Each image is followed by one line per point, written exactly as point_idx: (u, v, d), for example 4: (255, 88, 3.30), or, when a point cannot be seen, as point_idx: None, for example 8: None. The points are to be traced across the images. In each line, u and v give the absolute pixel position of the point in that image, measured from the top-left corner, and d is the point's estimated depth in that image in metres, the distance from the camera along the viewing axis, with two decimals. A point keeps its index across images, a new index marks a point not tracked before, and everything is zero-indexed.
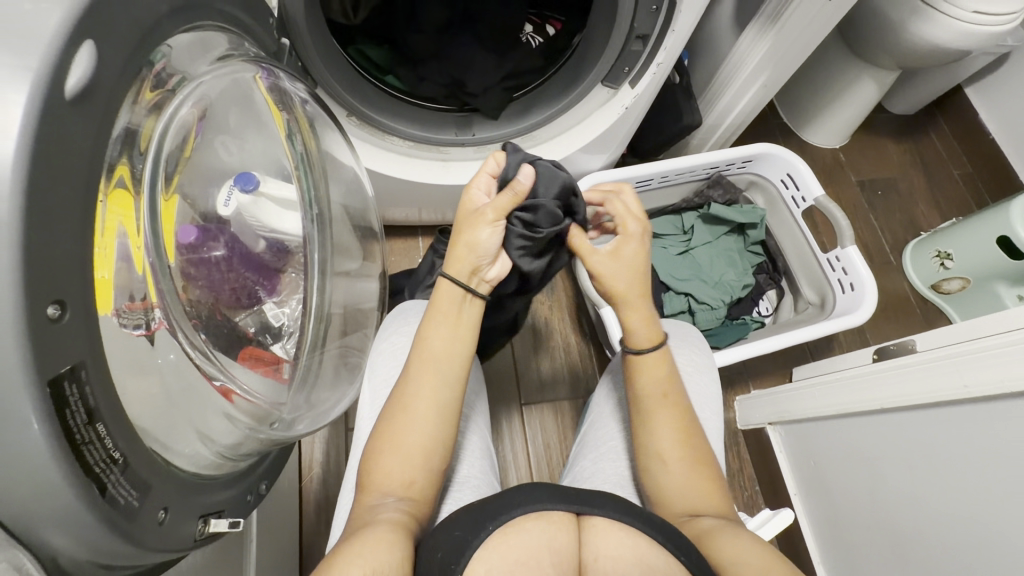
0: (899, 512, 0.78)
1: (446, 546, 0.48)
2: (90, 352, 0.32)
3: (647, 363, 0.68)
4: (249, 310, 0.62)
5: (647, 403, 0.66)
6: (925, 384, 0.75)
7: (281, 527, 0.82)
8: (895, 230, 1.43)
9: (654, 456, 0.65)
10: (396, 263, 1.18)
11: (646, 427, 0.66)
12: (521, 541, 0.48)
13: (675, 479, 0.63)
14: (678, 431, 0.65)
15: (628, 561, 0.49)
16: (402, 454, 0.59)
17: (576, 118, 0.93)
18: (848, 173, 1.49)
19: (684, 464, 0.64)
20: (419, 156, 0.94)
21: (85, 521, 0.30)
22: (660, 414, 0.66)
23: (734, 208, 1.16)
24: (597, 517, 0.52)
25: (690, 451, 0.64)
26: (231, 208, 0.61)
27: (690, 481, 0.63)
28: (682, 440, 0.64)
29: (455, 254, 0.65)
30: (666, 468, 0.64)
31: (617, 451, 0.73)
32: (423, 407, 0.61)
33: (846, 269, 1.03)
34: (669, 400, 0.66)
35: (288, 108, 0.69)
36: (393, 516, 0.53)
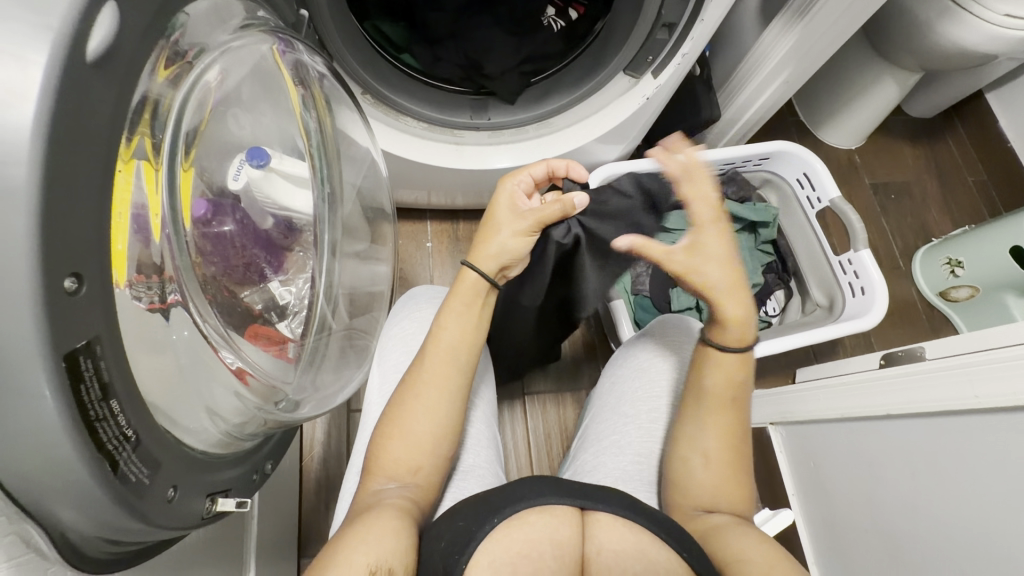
0: (896, 518, 0.78)
1: (452, 535, 0.48)
2: (106, 327, 0.31)
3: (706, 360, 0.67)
4: (257, 286, 0.61)
5: (705, 398, 0.66)
6: (932, 392, 0.74)
7: (281, 505, 0.82)
8: (906, 235, 1.42)
9: (697, 447, 0.64)
10: (403, 247, 1.17)
11: (694, 420, 0.65)
12: (522, 534, 0.48)
13: (711, 479, 0.63)
14: (726, 434, 0.64)
15: (629, 556, 0.49)
16: (408, 439, 0.58)
17: (594, 108, 0.91)
18: (862, 175, 1.47)
19: (724, 464, 0.63)
20: (432, 139, 0.92)
21: (100, 495, 0.30)
22: (716, 416, 0.65)
23: (747, 205, 1.14)
24: (601, 512, 0.51)
25: (733, 454, 0.64)
26: (241, 182, 0.60)
27: (726, 483, 0.63)
28: (728, 442, 0.64)
29: (486, 252, 0.64)
30: (706, 465, 0.63)
31: (619, 445, 0.72)
32: (434, 393, 0.60)
33: (857, 272, 1.02)
34: (728, 403, 0.65)
35: (303, 82, 0.68)
36: (396, 502, 0.53)
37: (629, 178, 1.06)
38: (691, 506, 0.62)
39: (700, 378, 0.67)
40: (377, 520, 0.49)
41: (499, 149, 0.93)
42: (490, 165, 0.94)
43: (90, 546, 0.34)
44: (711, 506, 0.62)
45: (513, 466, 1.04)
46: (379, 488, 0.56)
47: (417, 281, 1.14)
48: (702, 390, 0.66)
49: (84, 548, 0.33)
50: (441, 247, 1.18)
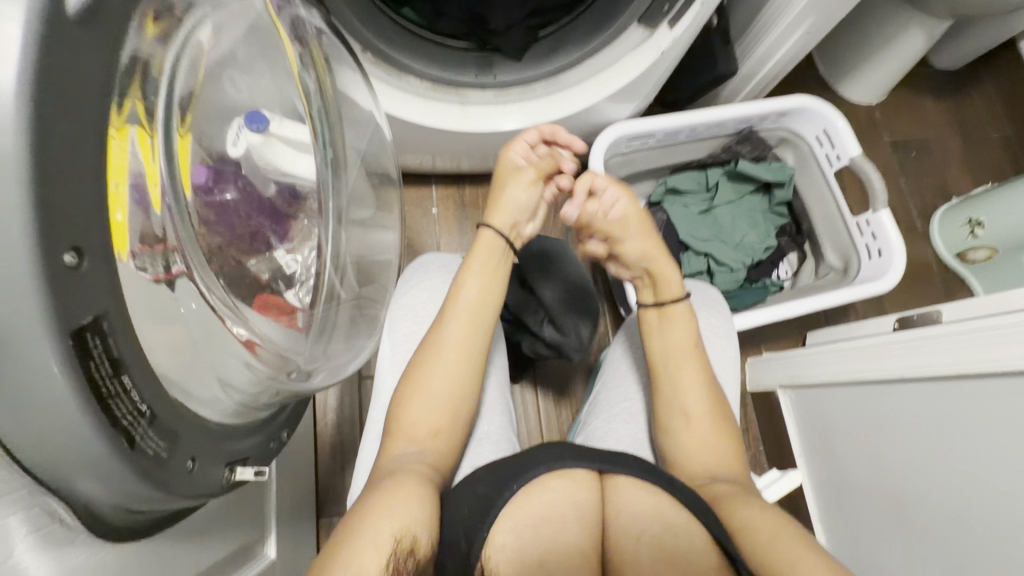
0: (904, 479, 0.79)
1: (472, 503, 0.49)
2: (112, 301, 0.30)
3: (677, 317, 0.69)
4: (262, 255, 0.60)
5: (674, 355, 0.67)
6: (947, 356, 0.73)
7: (298, 469, 0.84)
8: (924, 195, 1.38)
9: (676, 411, 0.65)
10: (408, 213, 1.14)
11: (670, 379, 0.66)
12: (546, 498, 0.49)
13: (693, 436, 0.63)
14: (702, 389, 0.65)
15: (647, 519, 0.50)
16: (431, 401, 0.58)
17: (605, 64, 0.87)
18: (882, 133, 1.42)
19: (706, 419, 0.64)
20: (435, 99, 0.87)
21: (117, 470, 0.30)
22: (689, 372, 0.66)
23: (763, 165, 1.11)
24: (622, 476, 0.52)
25: (715, 408, 0.65)
26: (240, 148, 0.59)
27: (712, 438, 0.63)
28: (705, 397, 0.65)
29: (497, 206, 0.68)
30: (686, 424, 0.64)
31: (630, 412, 0.73)
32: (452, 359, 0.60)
33: (875, 234, 1.00)
34: (697, 357, 0.67)
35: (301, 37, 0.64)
36: (416, 468, 0.54)
37: (641, 138, 1.03)
38: (692, 469, 0.62)
39: (671, 337, 0.68)
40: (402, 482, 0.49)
41: (506, 108, 0.90)
42: (501, 129, 0.90)
43: (113, 515, 0.34)
44: (709, 469, 0.62)
45: (523, 430, 1.06)
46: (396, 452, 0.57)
47: (423, 248, 1.13)
48: (669, 357, 0.67)
49: (106, 517, 0.34)
50: (448, 213, 1.15)
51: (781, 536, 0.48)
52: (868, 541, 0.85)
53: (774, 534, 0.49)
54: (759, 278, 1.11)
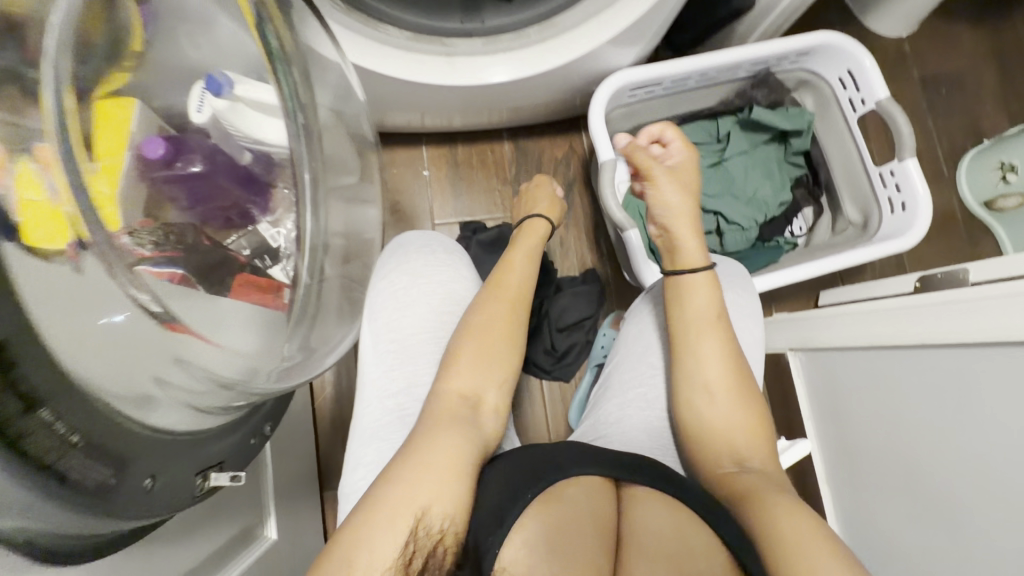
0: (916, 447, 0.77)
1: (490, 526, 0.47)
2: (12, 329, 0.30)
3: (694, 289, 0.66)
4: (241, 229, 0.64)
5: (695, 324, 0.65)
6: (969, 322, 0.68)
7: (296, 448, 0.83)
8: (953, 138, 1.28)
9: (699, 386, 0.63)
10: (398, 176, 1.07)
11: (692, 353, 0.64)
12: (560, 507, 0.48)
13: (720, 411, 0.62)
14: (724, 359, 0.63)
15: (670, 540, 0.48)
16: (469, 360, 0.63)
17: (602, 5, 0.77)
18: (911, 69, 1.29)
19: (729, 393, 0.62)
20: (419, 50, 0.79)
21: (48, 501, 0.31)
22: (707, 343, 0.64)
23: (779, 111, 1.02)
24: (638, 487, 0.53)
25: (737, 380, 0.63)
26: (206, 114, 0.63)
27: (737, 412, 0.62)
28: (728, 369, 0.63)
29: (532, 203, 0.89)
30: (711, 399, 0.62)
31: (645, 399, 0.70)
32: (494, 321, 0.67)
33: (900, 185, 0.92)
34: (718, 323, 0.64)
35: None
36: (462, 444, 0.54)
37: (646, 87, 0.95)
38: (711, 453, 0.61)
39: (688, 308, 0.66)
40: (434, 451, 0.52)
41: (495, 57, 0.81)
42: (489, 83, 0.83)
43: (70, 527, 0.33)
44: (730, 450, 0.60)
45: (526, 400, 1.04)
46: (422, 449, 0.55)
47: (414, 214, 1.07)
48: (693, 329, 0.65)
49: (56, 532, 0.33)
50: (440, 175, 1.08)
51: (806, 537, 0.47)
52: (879, 508, 0.84)
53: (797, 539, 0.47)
54: (772, 236, 1.05)
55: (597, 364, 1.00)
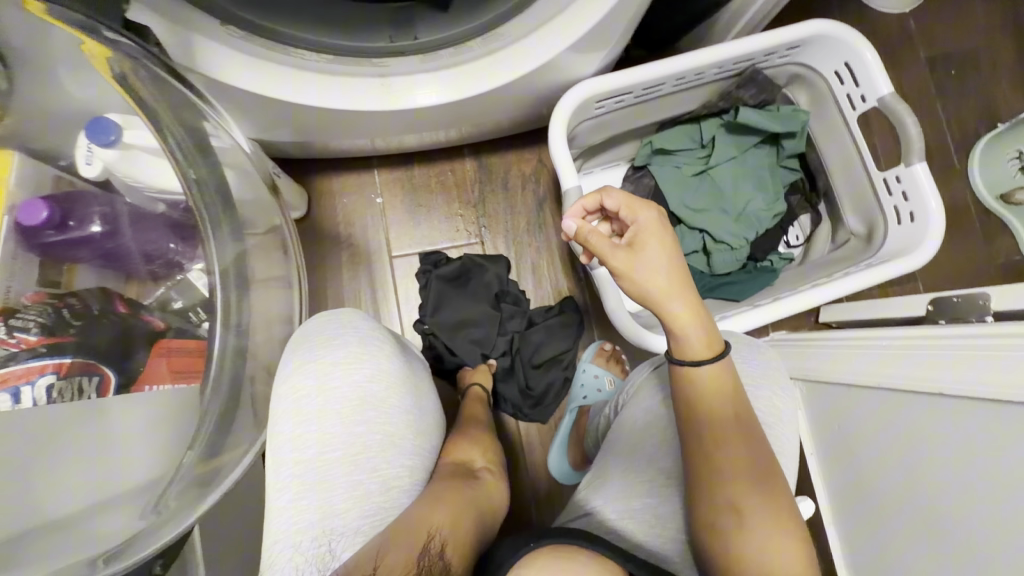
0: (925, 501, 0.68)
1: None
2: None
3: (702, 373, 0.57)
4: (167, 280, 0.66)
5: (717, 413, 0.56)
6: (986, 367, 0.59)
7: (242, 526, 0.75)
8: (965, 124, 1.16)
9: (709, 474, 0.55)
10: (349, 205, 0.97)
11: (706, 451, 0.56)
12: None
13: (743, 521, 0.53)
14: (745, 458, 0.55)
15: None
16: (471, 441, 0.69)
17: (551, 10, 0.65)
18: (915, 50, 1.17)
19: (750, 497, 0.54)
20: (346, 73, 0.68)
21: None
22: (729, 436, 0.55)
23: (769, 112, 0.91)
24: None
25: (762, 481, 0.55)
26: (96, 166, 0.64)
27: (765, 524, 0.53)
28: (749, 469, 0.55)
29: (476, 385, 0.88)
30: (731, 507, 0.54)
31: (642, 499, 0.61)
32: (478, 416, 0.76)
33: (907, 194, 0.82)
34: (740, 417, 0.56)
35: (116, 63, 0.52)
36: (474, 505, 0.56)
37: (614, 97, 0.84)
38: (739, 550, 0.52)
39: (699, 391, 0.57)
40: (444, 494, 0.54)
41: (433, 77, 0.70)
42: (434, 105, 0.72)
43: None
44: (759, 543, 0.53)
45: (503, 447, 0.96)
46: None
47: (369, 247, 0.97)
48: (693, 407, 0.57)
49: None
50: (395, 203, 0.98)
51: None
52: (886, 565, 0.75)
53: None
54: (765, 255, 0.95)
55: (577, 405, 0.91)
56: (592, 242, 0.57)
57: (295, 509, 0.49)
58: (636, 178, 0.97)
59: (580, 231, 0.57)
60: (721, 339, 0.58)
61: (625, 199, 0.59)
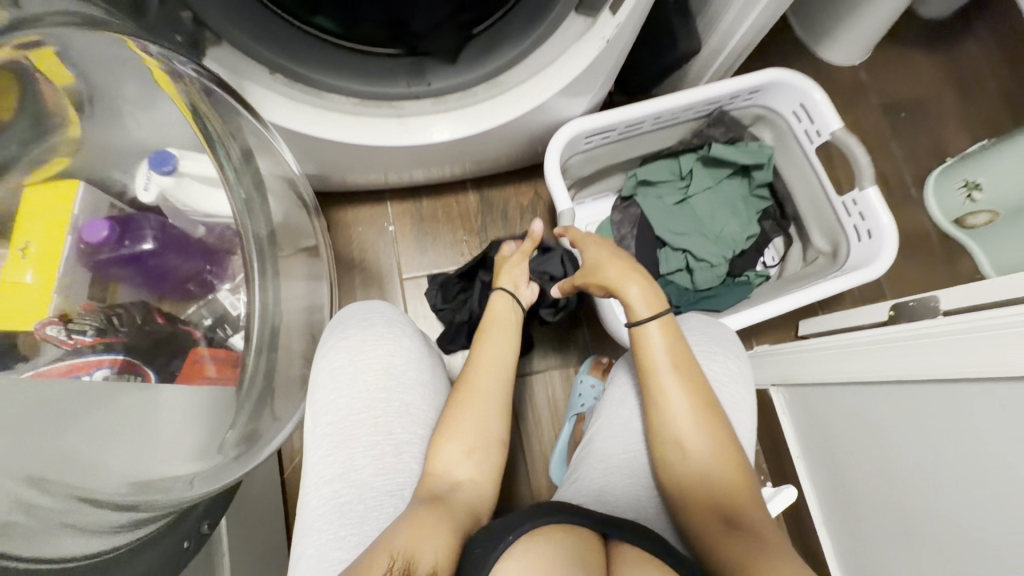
0: (906, 489, 0.73)
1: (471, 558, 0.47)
2: None
3: (648, 334, 0.64)
4: (200, 297, 0.75)
5: (664, 364, 0.62)
6: (942, 356, 0.66)
7: (260, 529, 0.79)
8: (918, 158, 1.29)
9: (671, 435, 0.61)
10: (363, 233, 1.07)
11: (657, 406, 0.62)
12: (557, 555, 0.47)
13: (701, 461, 0.60)
14: (694, 405, 0.61)
15: None
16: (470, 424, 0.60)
17: (545, 60, 0.78)
18: (867, 95, 1.32)
19: (703, 439, 0.60)
20: (369, 114, 0.79)
21: None
22: (672, 385, 0.61)
23: (738, 146, 1.03)
24: (625, 546, 0.52)
25: (711, 424, 0.61)
26: (152, 191, 0.73)
27: (717, 461, 0.60)
28: (702, 418, 0.61)
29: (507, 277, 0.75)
30: (686, 451, 0.60)
31: (630, 468, 0.65)
32: (489, 381, 0.63)
33: (863, 214, 0.92)
34: (681, 365, 0.62)
35: (180, 81, 0.61)
36: (452, 507, 0.53)
37: (600, 133, 0.95)
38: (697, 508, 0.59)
39: (648, 350, 0.64)
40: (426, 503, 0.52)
41: (445, 116, 0.81)
42: (445, 140, 0.83)
43: None
44: (716, 503, 0.58)
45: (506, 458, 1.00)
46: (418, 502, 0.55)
47: (381, 270, 1.06)
48: (646, 370, 0.63)
49: None
50: (405, 231, 1.08)
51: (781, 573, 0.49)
52: (877, 558, 0.79)
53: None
54: (742, 271, 1.04)
55: (575, 413, 0.96)
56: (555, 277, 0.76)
57: (325, 464, 0.56)
58: (624, 207, 1.08)
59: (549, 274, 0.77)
60: (664, 303, 0.65)
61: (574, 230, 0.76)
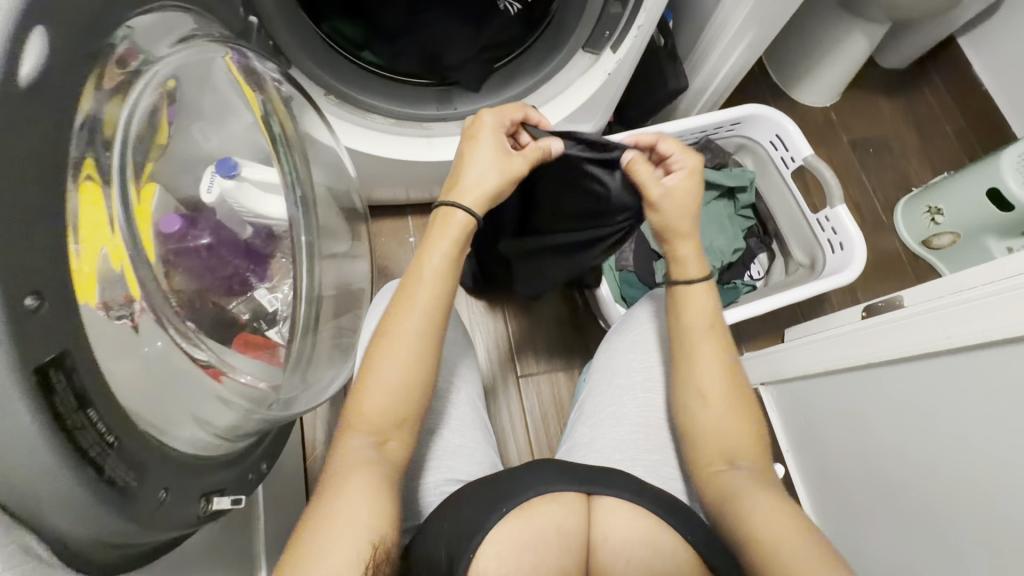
0: (886, 468, 0.80)
1: (462, 522, 0.52)
2: (74, 340, 0.31)
3: (690, 296, 0.69)
4: (242, 296, 0.68)
5: (700, 330, 0.68)
6: (912, 341, 0.76)
7: (287, 504, 0.84)
8: (887, 187, 1.43)
9: (694, 389, 0.66)
10: (385, 244, 1.17)
11: (688, 361, 0.67)
12: (532, 522, 0.52)
13: (717, 417, 0.65)
14: (721, 366, 0.67)
15: (636, 542, 0.55)
16: (380, 393, 0.57)
17: (556, 90, 0.90)
18: (839, 132, 1.47)
19: (725, 400, 0.66)
20: (402, 134, 0.92)
21: (101, 515, 0.32)
22: (707, 348, 0.67)
23: (723, 171, 1.15)
24: (607, 498, 0.57)
25: (732, 388, 0.66)
26: (214, 194, 0.68)
27: (734, 420, 0.65)
28: (726, 381, 0.66)
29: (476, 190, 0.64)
30: (707, 406, 0.66)
31: (615, 415, 0.71)
32: (409, 337, 0.59)
33: (836, 228, 1.03)
34: (714, 332, 0.68)
35: (261, 89, 0.71)
36: (372, 469, 0.54)
37: None
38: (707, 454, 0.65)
39: (686, 310, 0.69)
40: (351, 480, 0.52)
41: None
42: None
43: (107, 533, 0.34)
44: (726, 453, 0.64)
45: (514, 452, 1.06)
46: (354, 444, 0.56)
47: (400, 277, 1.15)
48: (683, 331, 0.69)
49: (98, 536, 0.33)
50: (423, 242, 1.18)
51: (790, 526, 0.54)
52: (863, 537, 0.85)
53: (795, 548, 0.52)
54: (729, 279, 1.15)
55: None
56: (641, 171, 0.68)
57: None
58: None
59: (631, 161, 0.68)
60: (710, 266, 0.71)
61: (680, 147, 0.69)
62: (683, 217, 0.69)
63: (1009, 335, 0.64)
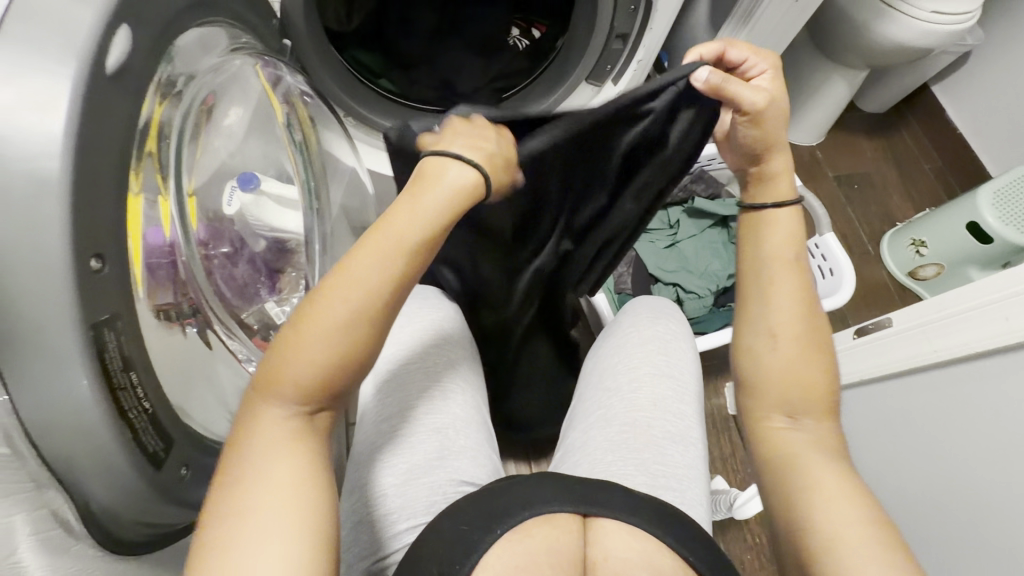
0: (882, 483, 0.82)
1: (445, 543, 0.47)
2: (123, 308, 0.36)
3: (777, 217, 0.60)
4: (252, 307, 0.68)
5: (776, 260, 0.59)
6: (905, 359, 0.79)
7: None
8: (872, 221, 1.49)
9: (761, 327, 0.59)
10: None
11: (761, 295, 0.59)
12: (528, 544, 0.47)
13: (780, 361, 0.57)
14: (797, 305, 0.58)
15: (636, 565, 0.47)
16: (313, 355, 0.42)
17: None
18: (825, 168, 1.54)
19: (795, 342, 0.57)
20: None
21: (127, 473, 0.35)
22: (783, 282, 0.59)
23: (717, 201, 1.21)
24: (606, 519, 0.50)
25: (806, 329, 0.58)
26: (234, 207, 0.68)
27: (801, 366, 0.57)
28: (799, 319, 0.58)
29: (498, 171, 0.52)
30: (773, 347, 0.58)
31: (605, 418, 0.68)
32: (358, 291, 0.43)
33: (825, 254, 1.08)
34: (795, 264, 0.59)
35: (286, 99, 0.75)
36: (296, 468, 0.41)
37: None
38: (764, 404, 0.58)
39: (767, 234, 0.60)
40: (273, 467, 0.40)
41: None
42: None
43: (131, 502, 0.36)
44: (787, 403, 0.57)
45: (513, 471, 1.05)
46: (266, 432, 0.41)
47: None
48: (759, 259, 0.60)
49: (126, 500, 0.36)
50: None
51: (852, 520, 0.49)
52: None
53: (856, 549, 0.47)
54: (724, 303, 1.18)
55: None
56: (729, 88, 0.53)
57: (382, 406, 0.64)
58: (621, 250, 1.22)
59: (710, 80, 0.53)
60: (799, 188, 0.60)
61: (750, 48, 0.56)
62: (778, 125, 0.57)
63: (990, 348, 0.68)
